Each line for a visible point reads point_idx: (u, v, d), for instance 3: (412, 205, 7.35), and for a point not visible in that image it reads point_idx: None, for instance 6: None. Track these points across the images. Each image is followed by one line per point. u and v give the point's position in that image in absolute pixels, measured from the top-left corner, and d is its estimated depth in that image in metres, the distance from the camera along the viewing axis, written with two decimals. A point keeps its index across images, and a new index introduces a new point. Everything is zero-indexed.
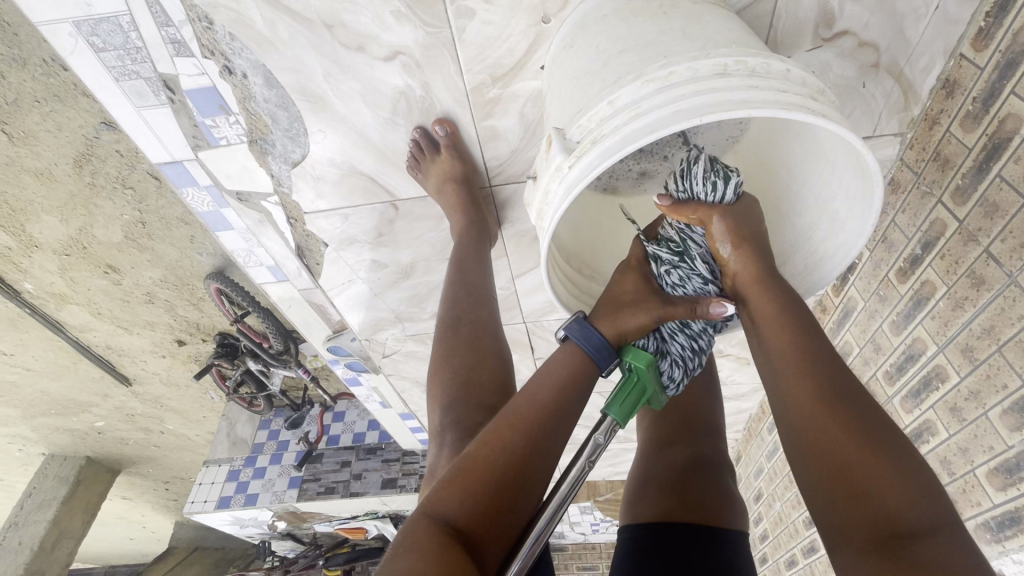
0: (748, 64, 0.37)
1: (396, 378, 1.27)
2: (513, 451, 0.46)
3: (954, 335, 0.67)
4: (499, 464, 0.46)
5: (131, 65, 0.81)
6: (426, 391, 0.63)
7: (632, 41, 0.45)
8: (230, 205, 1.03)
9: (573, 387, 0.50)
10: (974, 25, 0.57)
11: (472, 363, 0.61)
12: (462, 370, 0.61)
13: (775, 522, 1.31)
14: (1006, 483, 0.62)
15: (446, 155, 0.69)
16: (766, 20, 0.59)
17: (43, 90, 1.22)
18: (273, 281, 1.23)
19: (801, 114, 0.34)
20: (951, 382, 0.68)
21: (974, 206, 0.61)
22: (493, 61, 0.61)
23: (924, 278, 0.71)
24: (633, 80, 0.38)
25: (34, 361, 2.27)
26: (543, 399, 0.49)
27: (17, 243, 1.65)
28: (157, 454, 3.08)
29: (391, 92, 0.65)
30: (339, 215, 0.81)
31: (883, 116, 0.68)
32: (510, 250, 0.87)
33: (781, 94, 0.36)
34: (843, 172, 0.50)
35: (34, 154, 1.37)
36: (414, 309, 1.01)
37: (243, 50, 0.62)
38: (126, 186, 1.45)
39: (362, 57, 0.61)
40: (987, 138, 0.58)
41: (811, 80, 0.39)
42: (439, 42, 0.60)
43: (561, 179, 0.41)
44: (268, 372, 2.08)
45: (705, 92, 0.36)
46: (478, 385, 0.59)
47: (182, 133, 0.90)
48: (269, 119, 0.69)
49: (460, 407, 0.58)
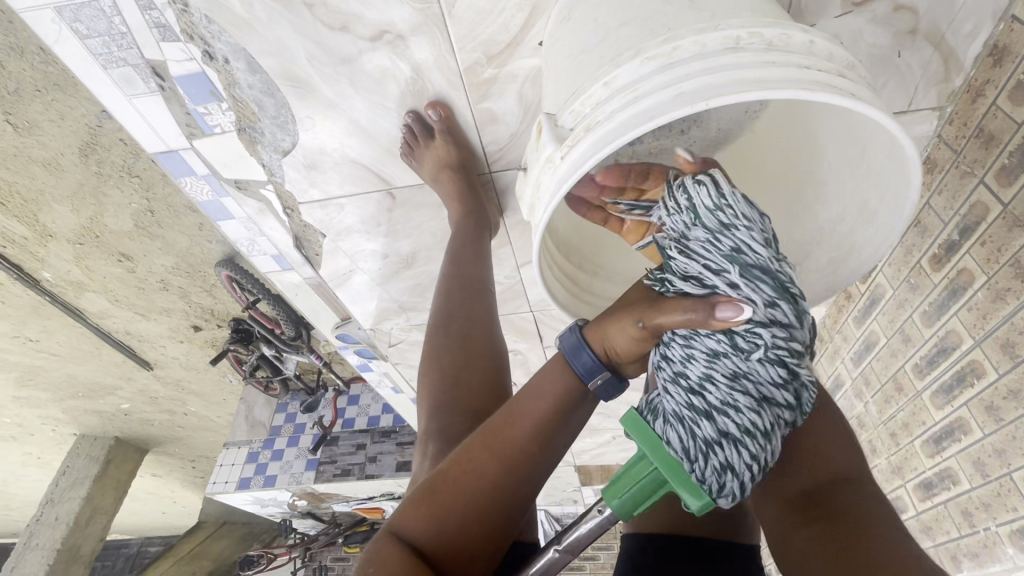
0: (765, 36, 0.32)
1: (404, 367, 1.26)
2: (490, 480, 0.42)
3: (993, 330, 0.61)
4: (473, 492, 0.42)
5: (118, 52, 0.78)
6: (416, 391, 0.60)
7: (635, 11, 0.40)
8: (229, 194, 1.01)
9: (565, 413, 0.44)
10: None
11: (462, 362, 0.59)
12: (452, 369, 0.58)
13: None
14: None
15: (441, 141, 0.65)
16: None
17: (43, 78, 1.21)
18: (278, 270, 1.22)
19: (826, 94, 0.29)
20: (987, 380, 0.63)
21: (1022, 188, 0.55)
22: (487, 38, 0.56)
23: (961, 267, 0.65)
24: (632, 58, 0.34)
25: (59, 347, 2.33)
26: (530, 421, 0.43)
27: (32, 233, 1.67)
28: (183, 434, 3.17)
29: (380, 74, 0.61)
30: (335, 205, 0.78)
31: (919, 89, 0.61)
32: (514, 239, 0.83)
33: (803, 70, 0.31)
34: (875, 159, 0.44)
35: (40, 144, 1.36)
36: (417, 299, 0.99)
37: (222, 33, 0.58)
38: (133, 175, 1.44)
39: (347, 37, 0.57)
40: None
41: (838, 52, 0.33)
42: (428, 19, 0.55)
43: (552, 171, 0.37)
44: (282, 357, 2.10)
45: (713, 69, 0.31)
46: (467, 386, 0.57)
47: (176, 122, 0.87)
48: (256, 106, 0.66)
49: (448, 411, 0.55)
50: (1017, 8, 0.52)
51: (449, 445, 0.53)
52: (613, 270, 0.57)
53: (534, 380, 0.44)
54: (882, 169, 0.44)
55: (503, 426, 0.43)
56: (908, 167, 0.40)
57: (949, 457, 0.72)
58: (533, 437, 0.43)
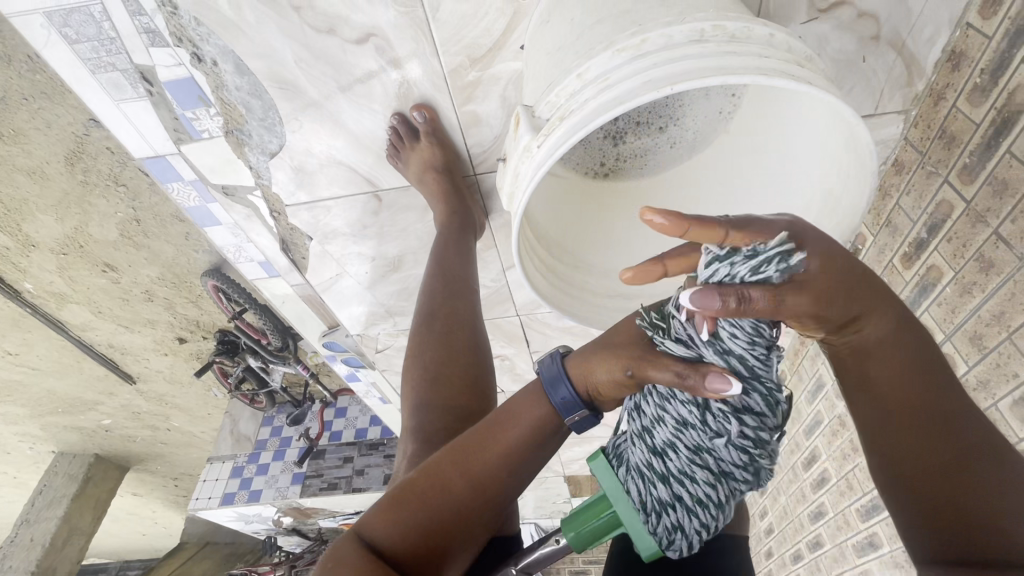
0: (727, 29, 0.34)
1: (391, 374, 1.25)
2: (464, 490, 0.43)
3: (961, 323, 0.64)
4: (446, 499, 0.43)
5: (106, 57, 0.79)
6: (400, 386, 0.61)
7: (608, 10, 0.42)
8: (216, 199, 1.01)
9: (541, 440, 0.44)
10: None
11: (444, 358, 0.59)
12: (434, 365, 0.59)
13: (780, 516, 1.29)
14: None
15: (425, 143, 0.66)
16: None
17: (30, 87, 1.21)
18: (265, 277, 1.22)
19: (784, 80, 0.31)
20: (957, 374, 0.65)
21: (982, 185, 0.57)
22: (471, 42, 0.58)
23: (930, 264, 0.67)
24: (604, 50, 0.35)
25: (39, 360, 2.28)
26: (511, 439, 0.43)
27: (15, 243, 1.65)
28: (165, 451, 3.11)
29: (367, 77, 0.62)
30: (322, 207, 0.79)
31: (884, 93, 0.64)
32: (499, 241, 0.85)
33: (763, 59, 0.33)
34: (838, 147, 0.46)
35: (26, 152, 1.36)
36: (403, 303, 0.99)
37: (211, 35, 0.60)
38: (119, 184, 1.44)
39: (333, 40, 0.59)
40: (996, 113, 0.54)
41: (797, 45, 0.35)
42: (413, 22, 0.57)
43: (530, 160, 0.38)
44: (269, 369, 2.08)
45: (679, 59, 0.33)
46: (449, 382, 0.57)
47: (163, 127, 0.88)
48: (243, 108, 0.67)
49: (431, 409, 0.55)
50: (971, 16, 0.56)
51: (426, 445, 0.53)
52: (592, 265, 0.58)
53: (519, 399, 0.45)
54: (844, 156, 0.46)
55: (483, 443, 0.44)
56: (866, 152, 0.43)
57: None
58: (511, 455, 0.43)
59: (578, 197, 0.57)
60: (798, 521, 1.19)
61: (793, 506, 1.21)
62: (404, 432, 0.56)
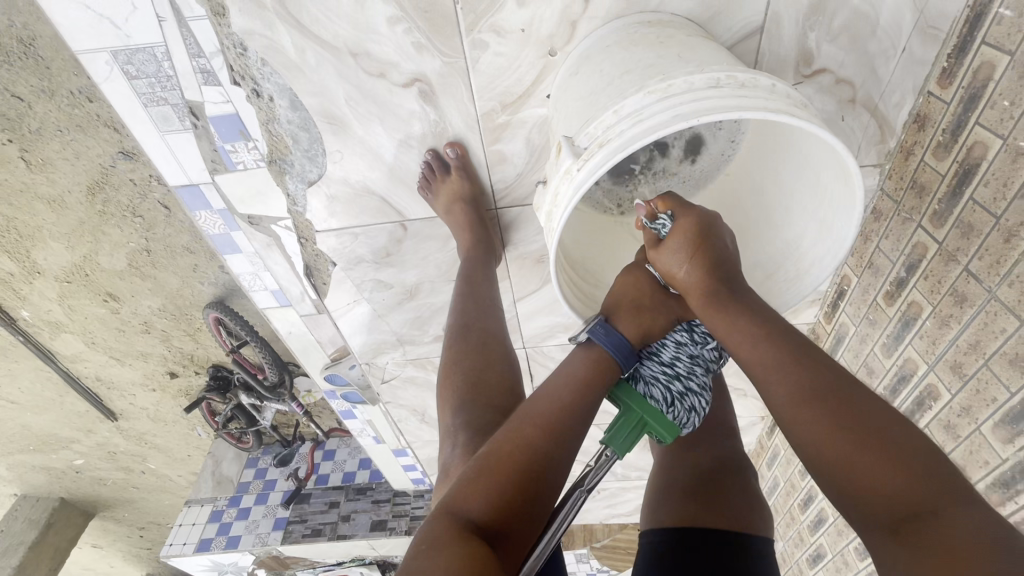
0: (738, 79, 0.41)
1: (394, 407, 1.26)
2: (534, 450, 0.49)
3: (942, 354, 0.69)
4: (522, 462, 0.48)
5: (160, 92, 0.86)
6: (437, 395, 0.67)
7: (633, 63, 0.50)
8: (240, 227, 1.06)
9: (595, 388, 0.53)
10: (939, 66, 0.63)
11: (480, 366, 0.66)
12: (471, 373, 0.65)
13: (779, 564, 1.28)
14: (1004, 498, 0.63)
15: (456, 176, 0.73)
16: (752, 59, 0.65)
17: (66, 119, 1.28)
18: (276, 306, 1.25)
19: (788, 117, 0.39)
20: (942, 402, 0.70)
21: (951, 228, 0.65)
22: (504, 89, 0.66)
23: (910, 300, 0.74)
24: (637, 91, 0.42)
25: (20, 393, 2.22)
26: (569, 397, 0.51)
27: (20, 269, 1.66)
28: (135, 496, 2.96)
29: (407, 116, 0.70)
30: (350, 234, 0.84)
31: (861, 148, 0.73)
32: (513, 272, 0.90)
33: (768, 102, 0.40)
34: (827, 178, 0.55)
35: (49, 181, 1.41)
36: (415, 332, 1.03)
37: (273, 74, 0.67)
38: (136, 215, 1.49)
39: (382, 83, 0.66)
40: (958, 165, 0.63)
41: (794, 94, 0.43)
42: (455, 71, 0.65)
43: (571, 181, 0.45)
44: (260, 406, 2.05)
45: (701, 99, 0.40)
46: (487, 386, 0.64)
47: (202, 158, 0.94)
48: (290, 140, 0.74)
49: (471, 410, 0.61)
50: (931, 85, 0.65)
51: (471, 436, 0.59)
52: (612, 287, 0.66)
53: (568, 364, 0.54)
54: (830, 186, 0.55)
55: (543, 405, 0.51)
56: (851, 179, 0.51)
57: None
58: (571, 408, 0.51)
59: (598, 224, 0.66)
60: (798, 566, 1.19)
61: (791, 552, 1.21)
62: (446, 433, 0.62)
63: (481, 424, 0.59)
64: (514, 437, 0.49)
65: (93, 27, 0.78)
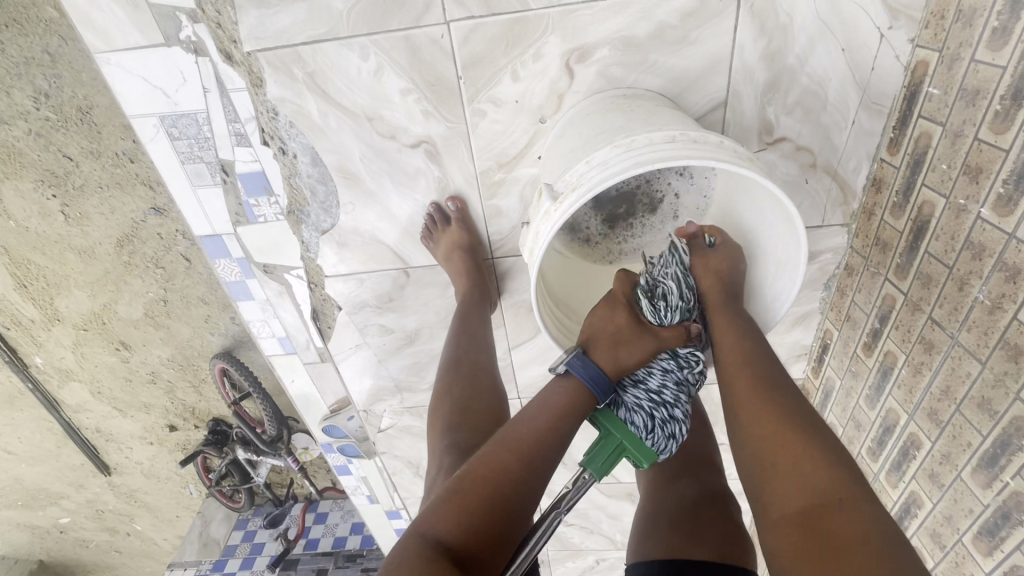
0: (691, 135, 0.49)
1: (389, 458, 1.26)
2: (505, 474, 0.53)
3: (918, 402, 0.71)
4: (493, 486, 0.52)
5: (198, 152, 0.96)
6: (428, 421, 0.73)
7: (607, 125, 0.58)
8: (255, 276, 1.13)
9: (570, 416, 0.58)
10: (887, 136, 0.71)
11: (469, 393, 0.73)
12: (461, 399, 0.72)
13: None
14: (990, 546, 0.62)
15: (455, 227, 0.80)
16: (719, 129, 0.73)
17: (108, 178, 1.40)
18: (281, 353, 1.29)
19: (731, 166, 0.46)
20: (924, 451, 0.71)
21: (913, 279, 0.70)
22: (500, 151, 0.75)
23: (886, 350, 0.77)
24: (606, 146, 0.50)
25: (18, 443, 2.22)
26: (536, 428, 0.56)
27: (41, 317, 1.74)
28: (116, 562, 2.83)
29: (414, 172, 0.78)
30: (356, 279, 0.91)
31: (827, 209, 0.80)
32: (508, 320, 0.95)
33: (716, 153, 0.47)
34: (781, 226, 0.63)
35: (83, 233, 1.51)
36: (413, 378, 1.06)
37: (297, 135, 0.76)
38: (159, 266, 1.58)
39: (393, 144, 0.75)
40: (913, 222, 0.68)
41: (741, 149, 0.51)
42: (457, 134, 0.74)
43: (549, 220, 0.51)
44: (256, 462, 2.04)
45: (659, 150, 0.47)
46: (474, 412, 0.71)
47: (227, 210, 1.03)
48: (308, 192, 0.82)
49: (459, 431, 0.68)
50: (883, 153, 0.73)
51: (457, 454, 0.65)
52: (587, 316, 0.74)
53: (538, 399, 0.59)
54: (783, 233, 0.64)
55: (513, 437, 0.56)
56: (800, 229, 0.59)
57: (912, 537, 0.76)
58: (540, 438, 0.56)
59: (581, 261, 0.74)
60: None
61: None
62: (435, 453, 0.68)
63: (467, 443, 0.66)
64: (492, 462, 0.53)
65: (147, 95, 0.90)
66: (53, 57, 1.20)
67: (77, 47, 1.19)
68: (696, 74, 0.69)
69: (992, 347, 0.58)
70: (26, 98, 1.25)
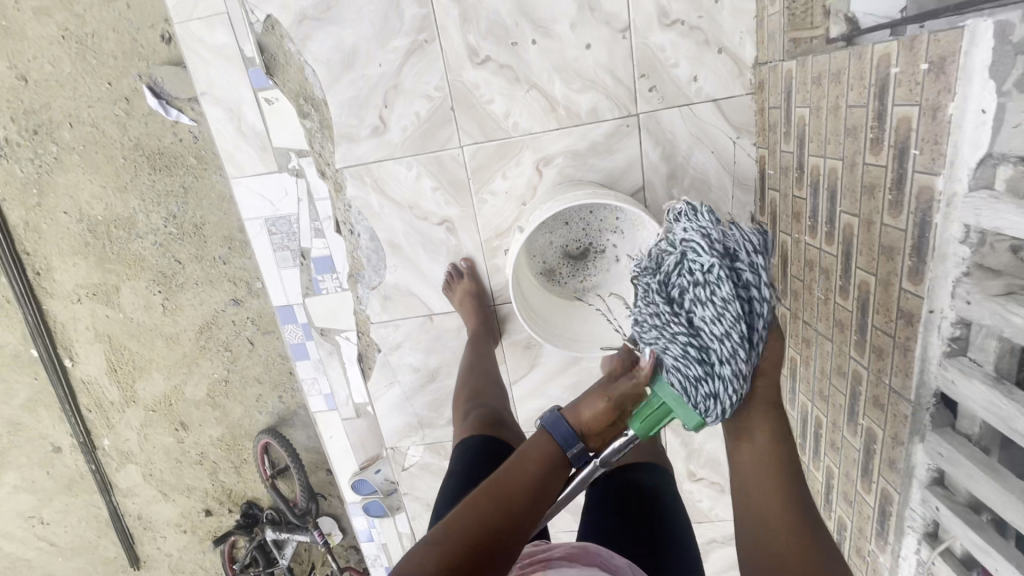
0: (585, 194, 0.94)
1: (410, 500, 1.44)
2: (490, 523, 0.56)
3: (813, 388, 0.94)
4: (477, 532, 0.55)
5: (286, 242, 1.35)
6: (454, 401, 1.03)
7: (552, 191, 1.03)
8: (314, 337, 1.45)
9: (556, 466, 0.61)
10: (758, 205, 1.05)
11: (484, 378, 1.04)
12: (477, 382, 1.03)
13: None
14: (869, 483, 0.81)
15: (467, 278, 1.13)
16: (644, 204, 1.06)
17: (203, 277, 1.80)
18: (325, 409, 1.55)
19: (601, 201, 0.91)
20: (825, 427, 0.92)
21: (790, 297, 0.98)
22: (497, 224, 1.11)
23: (790, 356, 1.02)
24: (545, 202, 0.96)
25: (62, 533, 2.36)
26: (525, 479, 0.59)
27: (120, 398, 2.04)
28: None
29: (439, 242, 1.14)
30: (394, 325, 1.22)
31: None
32: (507, 357, 1.23)
33: (597, 197, 0.93)
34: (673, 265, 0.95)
35: (174, 321, 1.88)
36: (434, 413, 1.31)
37: (361, 220, 1.14)
38: (227, 349, 1.91)
39: (425, 222, 1.12)
40: (781, 257, 0.99)
41: (617, 196, 0.94)
42: (467, 215, 1.11)
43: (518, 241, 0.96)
44: (282, 543, 2.15)
45: (568, 200, 0.93)
46: (488, 388, 1.01)
47: (301, 285, 1.39)
48: (365, 259, 1.18)
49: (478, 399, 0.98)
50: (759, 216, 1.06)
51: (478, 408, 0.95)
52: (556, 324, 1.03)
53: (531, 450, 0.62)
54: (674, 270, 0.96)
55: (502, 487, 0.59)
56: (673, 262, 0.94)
57: (836, 508, 0.92)
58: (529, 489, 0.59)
59: (550, 290, 1.05)
60: None
61: None
62: (460, 415, 0.97)
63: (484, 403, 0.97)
64: (477, 512, 0.57)
65: (258, 204, 1.32)
66: (186, 190, 1.68)
67: (203, 182, 1.67)
68: (622, 171, 1.05)
69: (832, 327, 0.84)
70: (160, 218, 1.72)
